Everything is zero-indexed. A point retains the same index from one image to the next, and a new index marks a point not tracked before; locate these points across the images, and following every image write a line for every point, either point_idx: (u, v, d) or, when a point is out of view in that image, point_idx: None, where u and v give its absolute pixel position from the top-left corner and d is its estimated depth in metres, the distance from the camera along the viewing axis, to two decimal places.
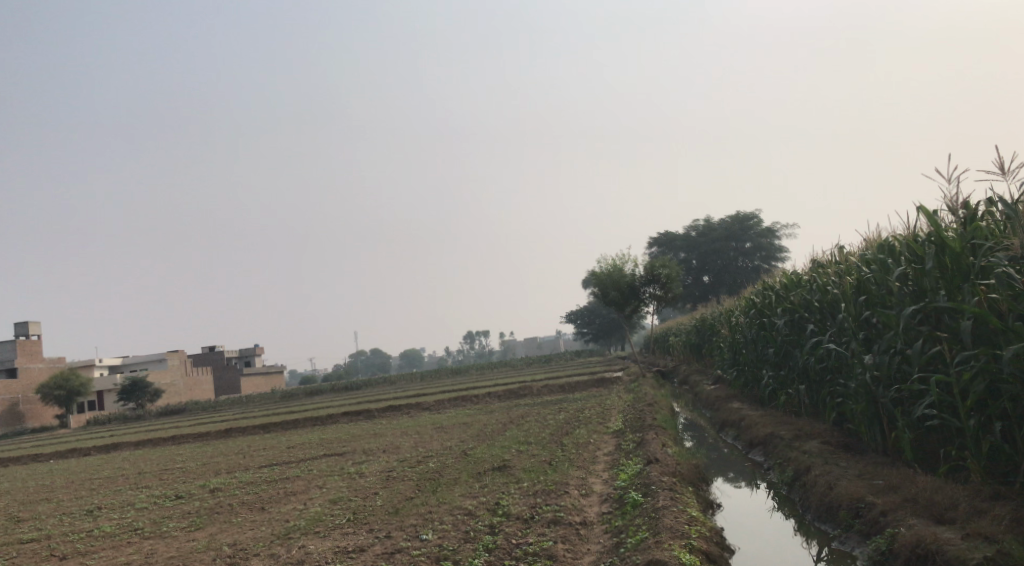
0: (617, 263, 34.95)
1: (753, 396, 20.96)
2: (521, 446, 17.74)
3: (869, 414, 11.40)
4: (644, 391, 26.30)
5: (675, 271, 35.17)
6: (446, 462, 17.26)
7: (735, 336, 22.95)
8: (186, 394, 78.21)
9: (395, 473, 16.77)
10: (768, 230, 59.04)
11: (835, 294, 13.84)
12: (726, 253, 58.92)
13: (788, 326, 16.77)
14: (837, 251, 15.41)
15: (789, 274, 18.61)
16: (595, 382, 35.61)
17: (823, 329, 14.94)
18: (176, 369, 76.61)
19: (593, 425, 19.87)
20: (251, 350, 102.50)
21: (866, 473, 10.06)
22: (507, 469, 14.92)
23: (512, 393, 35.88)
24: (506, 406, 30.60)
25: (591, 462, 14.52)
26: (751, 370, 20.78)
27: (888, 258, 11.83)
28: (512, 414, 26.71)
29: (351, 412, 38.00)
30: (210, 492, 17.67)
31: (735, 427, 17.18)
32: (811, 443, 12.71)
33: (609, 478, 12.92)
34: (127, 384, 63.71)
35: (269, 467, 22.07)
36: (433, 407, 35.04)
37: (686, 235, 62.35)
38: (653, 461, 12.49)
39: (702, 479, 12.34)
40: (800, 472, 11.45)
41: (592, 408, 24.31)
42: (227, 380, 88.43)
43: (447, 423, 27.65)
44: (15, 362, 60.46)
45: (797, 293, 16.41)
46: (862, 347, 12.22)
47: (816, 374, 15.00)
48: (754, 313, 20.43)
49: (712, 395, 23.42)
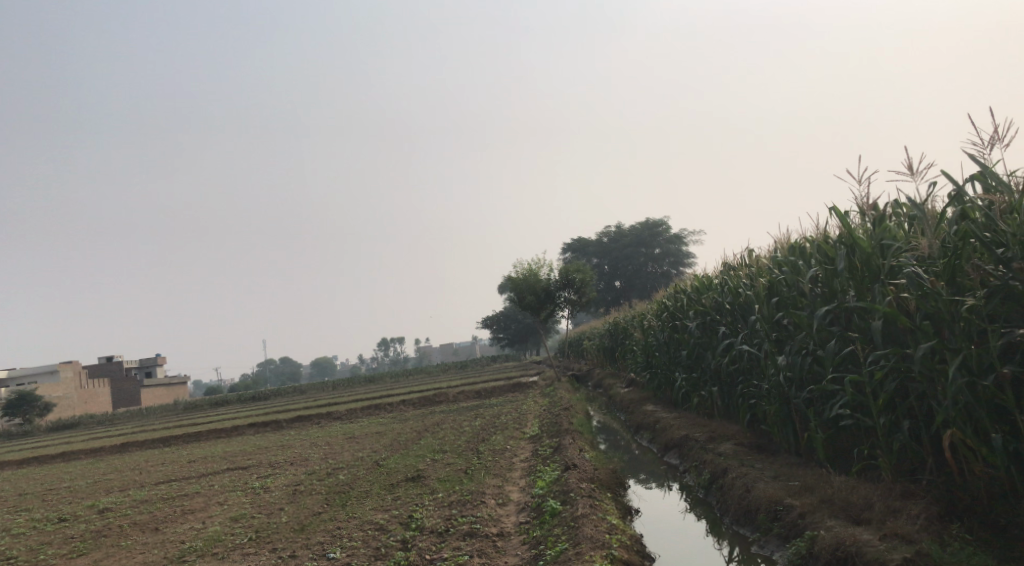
0: (532, 268, 34.84)
1: (667, 398, 21.06)
2: (435, 454, 17.30)
3: (782, 415, 11.46)
4: (559, 396, 26.20)
5: (588, 275, 35.32)
6: (357, 474, 16.66)
7: (648, 339, 23.06)
8: (81, 407, 74.57)
9: (303, 487, 16.08)
10: (677, 236, 60.29)
11: (748, 296, 13.91)
12: (637, 258, 59.70)
13: (700, 329, 16.86)
14: (748, 255, 15.56)
15: (701, 277, 18.76)
16: (510, 387, 35.40)
17: (735, 332, 15.03)
18: (70, 382, 72.96)
19: (509, 431, 19.59)
20: (152, 360, 98.60)
21: (781, 474, 10.05)
22: (421, 480, 14.47)
23: (426, 400, 35.34)
24: (420, 414, 30.07)
25: (506, 470, 14.21)
26: (664, 373, 20.89)
27: (799, 260, 11.94)
28: (426, 422, 26.21)
29: (258, 423, 36.76)
30: (100, 513, 16.60)
31: (650, 430, 17.15)
32: (726, 444, 12.71)
33: (526, 486, 12.64)
34: (15, 399, 60.28)
35: (167, 483, 20.98)
36: (345, 417, 34.18)
37: (598, 241, 62.91)
38: (570, 467, 12.26)
39: (619, 483, 12.17)
40: (715, 474, 11.40)
41: (507, 414, 24.05)
42: (126, 392, 84.82)
43: (359, 433, 26.94)
44: None
45: (709, 296, 16.51)
46: (774, 349, 12.28)
47: (728, 375, 15.09)
48: (667, 316, 20.54)
49: (626, 399, 23.49)
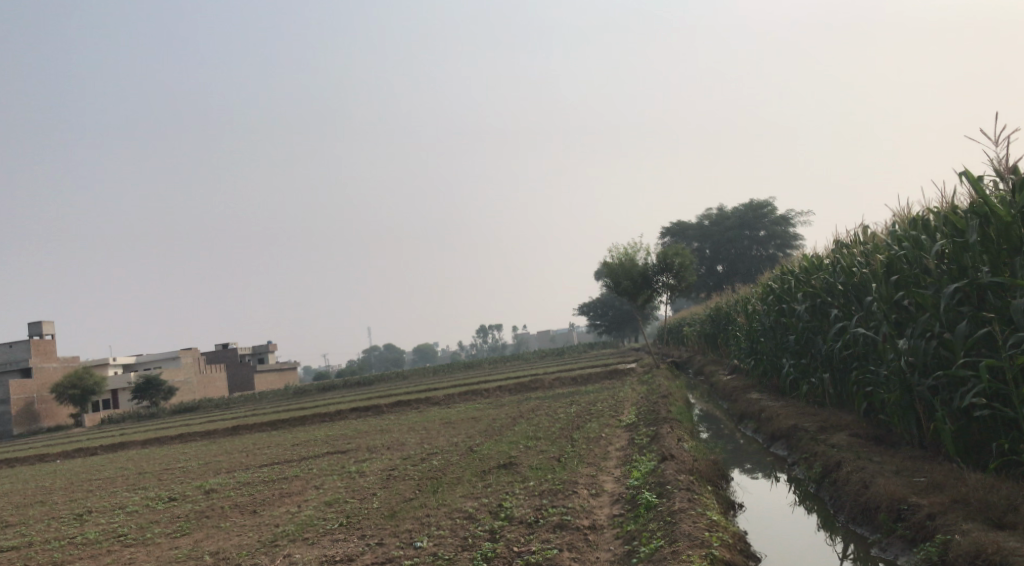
0: (629, 252, 33.97)
1: (773, 386, 19.99)
2: (529, 441, 16.87)
3: (903, 405, 10.45)
4: (658, 383, 25.40)
5: (689, 259, 34.17)
6: (450, 459, 16.38)
7: (752, 324, 21.99)
8: (200, 390, 77.81)
9: (397, 472, 15.91)
10: (782, 218, 58.05)
11: (863, 275, 12.85)
12: (740, 241, 57.87)
13: (809, 312, 15.82)
14: (863, 232, 14.44)
15: (809, 257, 17.63)
16: (608, 374, 34.70)
17: (848, 315, 13.98)
18: (190, 367, 76.34)
19: (605, 419, 18.99)
20: (264, 347, 102.04)
21: (904, 468, 9.12)
22: (513, 467, 14.04)
23: (524, 386, 35.05)
24: (517, 400, 29.77)
25: (601, 459, 13.62)
26: (770, 360, 19.82)
27: (922, 234, 10.92)
28: (522, 408, 25.87)
29: (360, 408, 37.24)
30: (205, 494, 16.89)
31: (755, 419, 16.19)
32: (839, 436, 11.76)
33: (621, 476, 12.03)
34: (140, 383, 63.36)
35: (270, 466, 21.31)
36: (443, 402, 34.25)
37: (698, 225, 61.16)
38: (668, 457, 11.55)
39: (721, 475, 11.41)
40: (829, 467, 10.49)
41: (605, 401, 23.43)
42: (240, 377, 88.11)
43: (456, 418, 26.84)
44: (28, 362, 60.16)
45: (819, 277, 15.45)
46: (895, 332, 11.25)
47: (840, 362, 14.06)
48: (773, 300, 19.46)
49: (729, 386, 22.51)
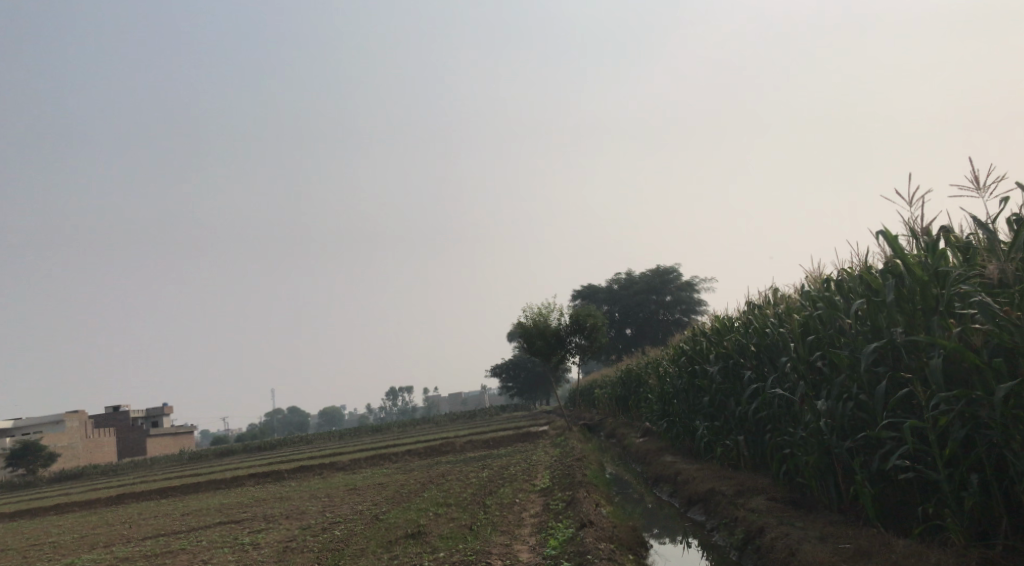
0: (542, 312, 33.75)
1: (686, 448, 19.82)
2: (439, 508, 16.10)
3: (822, 466, 10.26)
4: (571, 446, 24.99)
5: (600, 320, 34.19)
6: (354, 528, 15.46)
7: (664, 386, 21.89)
8: (86, 457, 73.27)
9: (295, 543, 14.86)
10: (688, 283, 59.39)
11: (776, 336, 12.79)
12: (649, 305, 58.61)
13: (721, 373, 15.75)
14: (775, 293, 14.51)
15: (720, 318, 17.66)
16: (519, 437, 34.10)
17: (762, 377, 13.90)
18: (76, 432, 71.96)
19: (517, 483, 18.39)
20: (160, 410, 97.36)
21: (829, 534, 8.86)
22: (421, 536, 13.25)
23: (432, 450, 34.07)
24: (426, 464, 28.81)
25: (515, 526, 12.99)
26: (682, 422, 19.66)
27: (835, 295, 10.92)
28: (431, 473, 24.98)
29: (259, 474, 35.45)
30: None
31: (669, 482, 15.87)
32: (757, 499, 11.51)
33: (536, 545, 11.43)
34: (20, 449, 59.18)
35: (156, 538, 19.73)
36: (349, 467, 32.92)
37: (608, 288, 61.74)
38: (586, 524, 11.02)
39: (641, 543, 10.94)
40: (751, 533, 10.14)
41: (516, 465, 22.82)
42: (133, 441, 83.58)
43: (361, 484, 25.71)
44: None
45: (731, 338, 15.43)
46: (811, 393, 11.11)
47: (755, 423, 13.93)
48: (685, 361, 19.40)
49: (641, 449, 22.22)
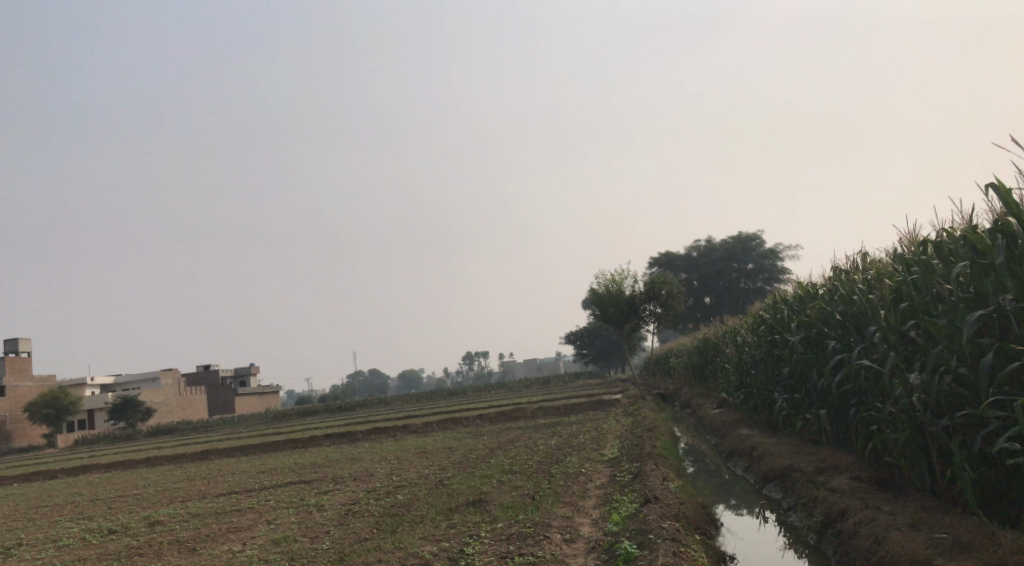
0: (616, 279, 32.85)
1: (764, 421, 18.88)
2: (503, 475, 15.66)
3: (914, 447, 9.35)
4: (643, 416, 24.26)
5: (677, 287, 33.14)
6: (417, 493, 15.18)
7: (742, 356, 20.92)
8: (178, 412, 76.01)
9: (357, 507, 14.64)
10: (770, 251, 57.43)
11: (865, 304, 11.80)
12: (729, 273, 56.91)
13: (803, 343, 14.80)
14: (864, 258, 13.46)
15: (803, 285, 16.60)
16: (592, 406, 33.51)
17: (848, 347, 12.92)
18: (170, 389, 74.60)
19: (585, 452, 17.84)
20: (247, 369, 100.33)
21: (921, 521, 8.02)
22: (481, 505, 12.82)
23: (504, 415, 33.80)
24: (496, 430, 28.53)
25: (579, 498, 12.43)
26: (760, 394, 18.72)
27: (933, 259, 9.92)
28: (501, 439, 24.63)
29: (335, 434, 35.86)
30: (149, 527, 15.56)
31: (744, 457, 15.05)
32: (839, 479, 10.66)
33: (599, 519, 10.86)
34: (118, 403, 61.58)
35: (227, 495, 19.94)
36: (421, 430, 32.96)
37: (687, 255, 60.14)
38: (652, 500, 10.37)
39: (711, 521, 10.24)
40: (831, 516, 9.33)
41: (587, 434, 22.26)
42: (221, 399, 86.32)
43: (431, 448, 25.56)
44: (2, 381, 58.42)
45: (815, 306, 14.43)
46: (902, 366, 10.17)
47: (840, 396, 12.99)
48: (764, 330, 18.41)
49: (717, 421, 21.35)
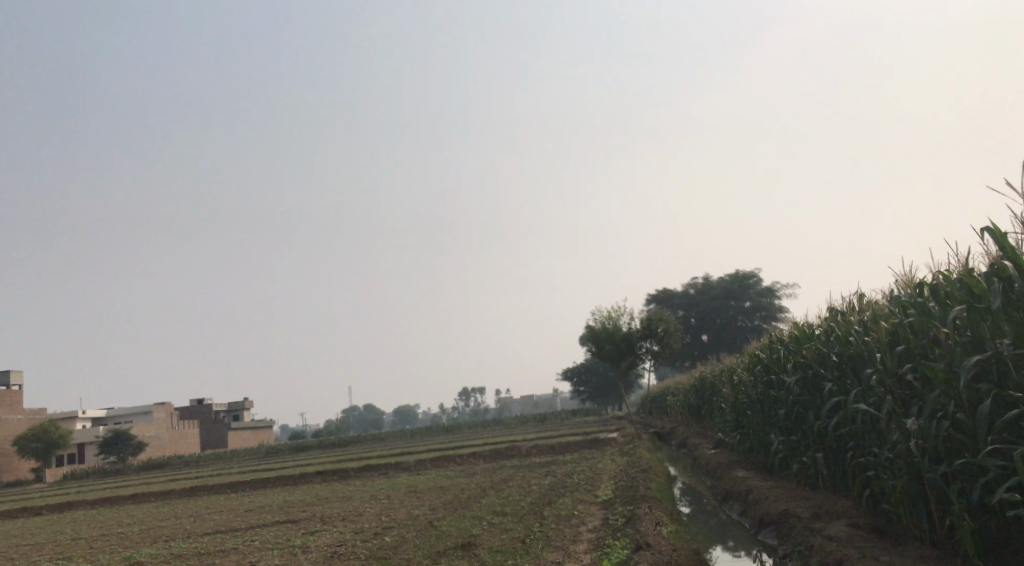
0: (612, 316, 32.69)
1: (760, 463, 18.63)
2: (494, 517, 15.36)
3: (911, 494, 9.15)
4: (638, 455, 23.96)
5: (673, 325, 32.98)
6: (406, 535, 14.87)
7: (738, 396, 20.72)
8: (171, 447, 75.20)
9: (344, 549, 14.32)
10: (767, 289, 57.38)
11: (860, 346, 11.65)
12: (726, 311, 56.76)
13: (799, 385, 14.63)
14: (860, 300, 13.34)
15: (799, 325, 16.46)
16: (587, 444, 33.17)
17: (844, 390, 12.75)
18: (162, 423, 73.89)
19: (578, 494, 17.55)
20: (241, 404, 99.57)
21: None
22: (470, 548, 12.53)
23: (498, 453, 33.42)
24: (490, 468, 28.16)
25: (570, 542, 12.15)
26: (756, 435, 18.49)
27: (929, 302, 9.81)
28: (494, 478, 24.30)
29: (327, 471, 35.40)
30: None
31: (740, 500, 14.79)
32: (836, 525, 10.43)
33: (589, 565, 10.60)
34: (110, 437, 60.92)
35: (213, 535, 19.55)
36: (413, 468, 32.56)
37: (684, 293, 60.08)
38: (643, 546, 10.13)
39: None
40: (827, 565, 9.08)
41: (581, 473, 21.97)
42: (214, 434, 85.52)
43: (423, 487, 25.18)
44: None
45: (811, 347, 14.28)
46: (900, 411, 10.00)
47: (836, 440, 12.78)
48: (760, 370, 18.22)
49: (713, 462, 21.08)
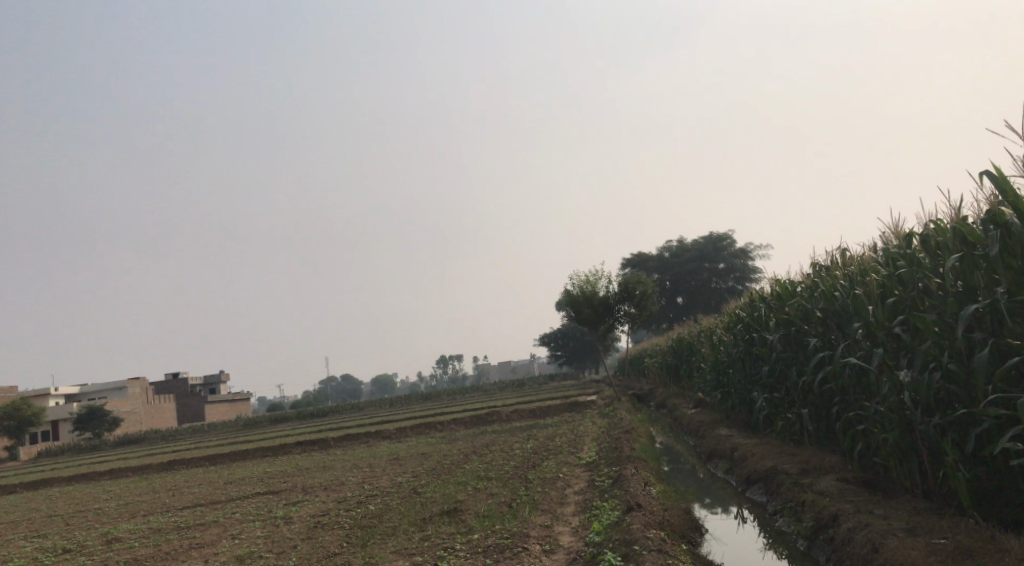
0: (589, 280, 32.50)
1: (742, 422, 18.60)
2: (478, 482, 15.17)
3: (903, 446, 9.01)
4: (619, 417, 23.90)
5: (651, 288, 32.89)
6: (390, 503, 14.65)
7: (718, 355, 20.65)
8: (147, 422, 74.49)
9: (326, 518, 14.06)
10: (741, 251, 57.50)
11: (847, 301, 11.46)
12: (701, 274, 56.85)
13: (782, 341, 14.49)
14: (844, 254, 13.15)
15: (780, 282, 16.29)
16: (567, 407, 33.15)
17: (829, 344, 12.59)
18: (137, 398, 73.09)
19: (562, 456, 17.41)
20: (217, 377, 98.79)
21: (917, 526, 7.68)
22: (456, 514, 12.32)
23: (479, 419, 33.30)
24: (471, 434, 28.03)
25: (557, 505, 11.98)
26: (738, 393, 18.43)
27: (920, 253, 9.63)
28: (475, 443, 24.17)
29: (305, 442, 35.10)
30: (107, 544, 14.87)
31: (725, 458, 14.70)
32: (826, 480, 10.32)
33: (579, 528, 10.42)
34: (84, 413, 60.14)
35: (192, 509, 19.24)
36: (393, 436, 32.36)
37: (659, 256, 60.12)
38: (634, 507, 9.94)
39: (694, 528, 9.84)
40: (821, 521, 8.94)
41: (563, 436, 21.87)
42: (191, 407, 84.85)
43: (404, 454, 24.99)
44: None
45: (794, 303, 14.11)
46: (890, 364, 9.83)
47: (822, 395, 12.66)
48: (741, 328, 18.12)
49: (694, 421, 21.06)
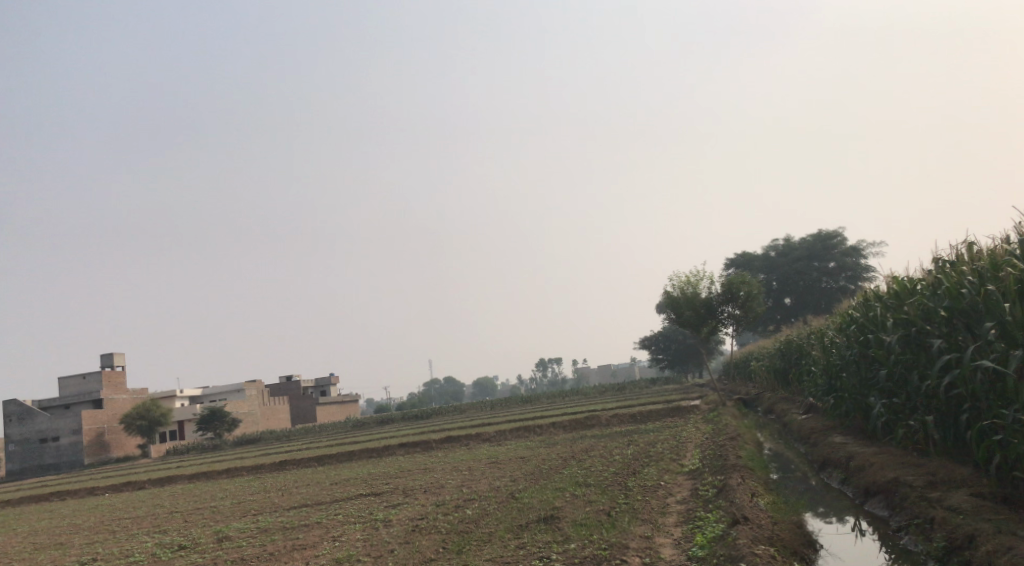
0: (691, 281, 31.61)
1: (857, 428, 17.56)
2: (576, 488, 14.76)
3: None
4: (724, 423, 23.03)
5: (756, 288, 31.66)
6: (487, 508, 14.41)
7: (830, 358, 19.59)
8: (263, 423, 77.10)
9: (424, 523, 13.93)
10: (853, 249, 55.04)
11: (976, 300, 10.55)
12: (809, 273, 54.81)
13: (901, 343, 13.52)
14: (971, 248, 12.13)
15: (897, 279, 15.21)
16: (669, 412, 32.32)
17: (955, 347, 11.63)
18: (253, 399, 75.70)
19: (663, 463, 16.79)
20: (326, 380, 101.40)
21: None
22: (553, 522, 11.97)
23: (578, 423, 32.83)
24: (570, 438, 27.62)
25: (658, 515, 11.46)
26: (852, 398, 17.39)
27: None
28: (576, 447, 23.76)
29: (408, 443, 35.40)
30: (218, 542, 15.18)
31: (840, 468, 13.80)
32: (957, 494, 9.48)
33: (682, 540, 9.88)
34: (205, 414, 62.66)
35: (298, 509, 19.53)
36: (493, 438, 32.28)
37: (765, 256, 58.23)
38: (740, 520, 9.36)
39: (807, 543, 9.18)
40: (954, 541, 8.17)
41: (665, 442, 21.19)
42: (302, 409, 87.33)
43: (504, 457, 24.80)
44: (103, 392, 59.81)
45: (915, 302, 13.13)
46: None
47: (949, 401, 11.70)
48: (855, 330, 17.07)
49: (804, 428, 20.06)
